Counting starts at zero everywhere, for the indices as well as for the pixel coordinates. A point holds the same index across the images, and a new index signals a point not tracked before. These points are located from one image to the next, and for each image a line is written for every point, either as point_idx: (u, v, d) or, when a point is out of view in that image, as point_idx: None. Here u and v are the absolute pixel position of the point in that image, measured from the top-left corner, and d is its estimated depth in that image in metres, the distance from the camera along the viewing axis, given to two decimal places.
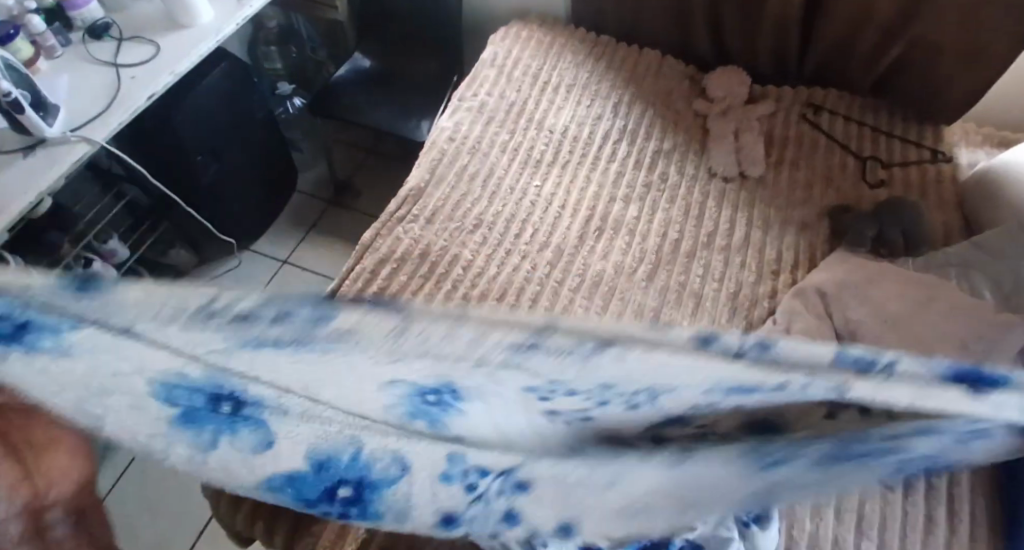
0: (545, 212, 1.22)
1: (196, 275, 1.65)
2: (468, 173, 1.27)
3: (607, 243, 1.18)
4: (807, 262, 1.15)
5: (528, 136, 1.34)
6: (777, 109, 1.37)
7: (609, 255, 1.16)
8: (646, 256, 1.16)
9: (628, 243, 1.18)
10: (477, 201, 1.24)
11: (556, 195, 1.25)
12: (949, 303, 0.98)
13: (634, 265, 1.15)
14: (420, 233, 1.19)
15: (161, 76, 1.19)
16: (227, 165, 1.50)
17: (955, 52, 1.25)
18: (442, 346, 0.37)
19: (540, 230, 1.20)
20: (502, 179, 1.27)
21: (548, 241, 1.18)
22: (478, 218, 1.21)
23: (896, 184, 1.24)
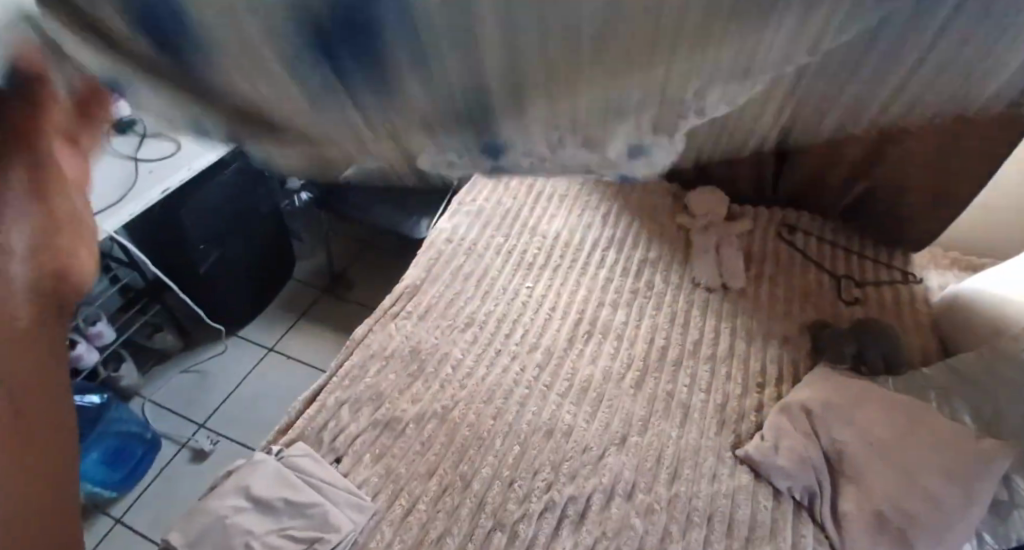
0: (536, 314, 1.25)
1: (178, 360, 1.63)
2: (463, 274, 1.30)
3: (596, 347, 1.20)
4: (791, 377, 1.17)
5: (523, 242, 1.38)
6: (754, 227, 1.43)
7: (598, 360, 1.18)
8: (633, 364, 1.18)
9: (616, 348, 1.20)
10: (469, 300, 1.26)
11: (546, 297, 1.28)
12: (930, 430, 1.00)
13: (622, 371, 1.16)
14: (412, 330, 1.20)
15: (178, 171, 1.23)
16: (228, 255, 1.51)
17: (922, 191, 1.31)
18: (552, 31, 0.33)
19: (529, 332, 1.22)
20: (496, 281, 1.30)
21: (537, 343, 1.20)
22: (469, 319, 1.23)
23: (871, 303, 1.29)
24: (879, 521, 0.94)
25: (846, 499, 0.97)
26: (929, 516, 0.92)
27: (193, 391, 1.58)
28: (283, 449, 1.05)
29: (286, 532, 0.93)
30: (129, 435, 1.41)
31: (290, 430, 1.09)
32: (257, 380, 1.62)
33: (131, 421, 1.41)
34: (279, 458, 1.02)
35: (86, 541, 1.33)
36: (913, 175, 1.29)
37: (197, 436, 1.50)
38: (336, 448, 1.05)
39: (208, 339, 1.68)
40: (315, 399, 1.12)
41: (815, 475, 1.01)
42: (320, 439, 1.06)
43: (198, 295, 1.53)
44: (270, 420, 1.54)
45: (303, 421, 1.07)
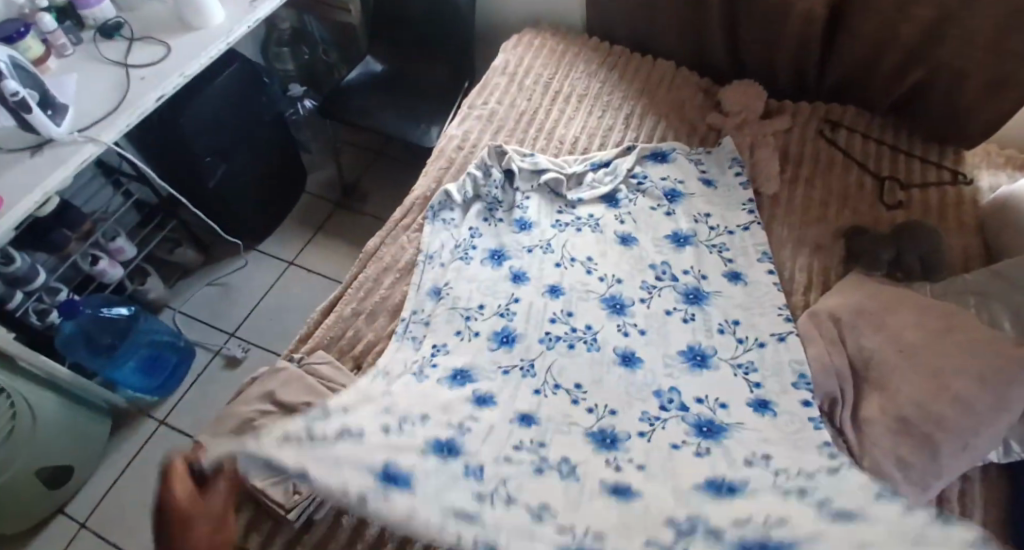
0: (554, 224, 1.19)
1: (203, 274, 1.66)
2: (476, 180, 1.23)
3: (618, 257, 1.14)
4: (821, 284, 1.10)
5: (540, 145, 1.31)
6: (793, 125, 1.34)
7: (620, 268, 1.12)
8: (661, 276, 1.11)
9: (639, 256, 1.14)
10: (485, 209, 1.21)
11: (563, 208, 1.22)
12: (971, 335, 0.92)
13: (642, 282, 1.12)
14: (423, 237, 1.16)
15: (170, 78, 1.18)
16: (236, 166, 1.49)
17: (978, 78, 1.21)
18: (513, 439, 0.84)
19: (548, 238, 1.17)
20: (513, 190, 1.23)
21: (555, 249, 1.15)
22: (475, 232, 1.17)
23: (914, 206, 1.20)
24: (902, 427, 0.88)
25: (869, 403, 0.92)
26: (954, 422, 0.85)
27: (218, 305, 1.61)
28: (305, 357, 1.03)
29: None
30: (162, 344, 1.47)
31: (308, 341, 1.07)
32: (280, 291, 1.64)
33: (164, 331, 1.47)
34: (300, 365, 1.01)
35: (134, 441, 1.42)
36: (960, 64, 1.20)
37: (228, 344, 1.55)
38: (355, 356, 1.03)
39: (228, 253, 1.70)
40: (332, 311, 1.10)
41: (838, 382, 0.95)
42: (339, 347, 1.04)
43: (215, 210, 1.52)
44: (294, 330, 1.58)
45: (320, 333, 1.05)
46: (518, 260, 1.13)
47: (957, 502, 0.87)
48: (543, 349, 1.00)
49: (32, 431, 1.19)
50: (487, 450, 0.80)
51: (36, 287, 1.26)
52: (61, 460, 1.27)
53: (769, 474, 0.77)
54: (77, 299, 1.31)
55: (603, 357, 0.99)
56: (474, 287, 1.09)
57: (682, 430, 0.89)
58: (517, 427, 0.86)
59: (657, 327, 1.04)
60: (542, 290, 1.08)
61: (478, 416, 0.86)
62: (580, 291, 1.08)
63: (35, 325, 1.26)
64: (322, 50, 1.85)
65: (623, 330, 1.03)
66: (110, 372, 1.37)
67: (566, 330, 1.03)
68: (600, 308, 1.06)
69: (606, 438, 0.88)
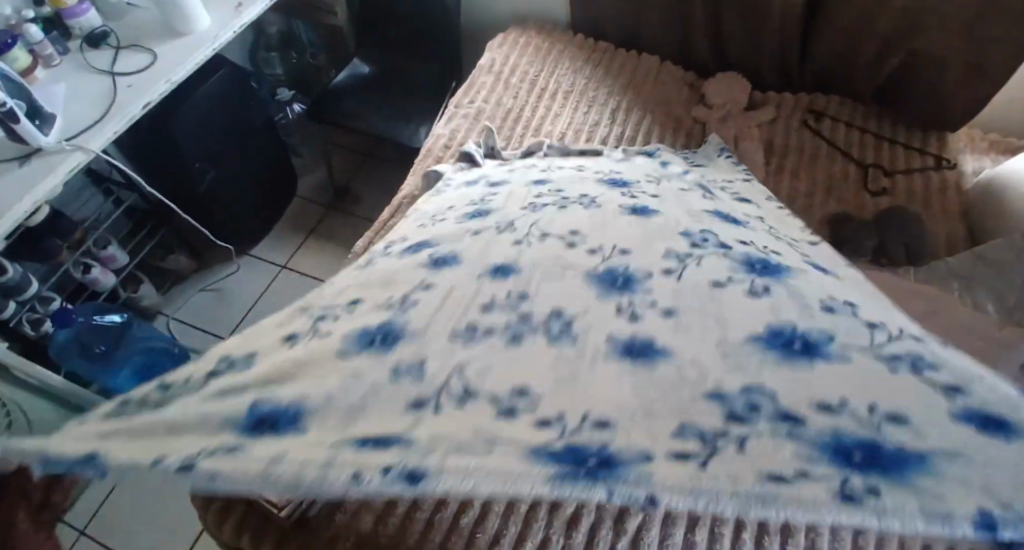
0: (534, 163, 1.07)
1: (196, 281, 1.67)
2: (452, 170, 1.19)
3: (612, 166, 1.00)
4: None
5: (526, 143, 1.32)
6: (777, 116, 1.35)
7: (615, 169, 0.98)
8: (660, 175, 0.96)
9: (634, 168, 1.00)
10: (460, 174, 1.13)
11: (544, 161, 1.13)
12: (953, 317, 0.93)
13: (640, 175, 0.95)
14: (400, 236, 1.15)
15: (157, 84, 1.19)
16: (227, 171, 1.50)
17: (956, 63, 1.22)
18: (463, 299, 0.58)
19: (528, 165, 1.04)
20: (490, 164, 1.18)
21: (540, 166, 1.02)
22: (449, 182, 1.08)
23: (899, 192, 1.21)
24: None
25: None
26: None
27: (212, 311, 1.63)
28: None
29: None
30: (155, 351, 1.45)
31: None
32: (274, 296, 1.65)
33: (155, 336, 1.48)
34: None
35: None
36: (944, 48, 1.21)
37: None
38: None
39: (221, 259, 1.71)
40: None
41: None
42: None
43: (213, 216, 1.53)
44: None
45: None
46: (497, 177, 0.99)
47: None
48: (527, 210, 0.77)
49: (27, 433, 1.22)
50: (438, 323, 0.56)
51: (29, 297, 1.27)
52: None
53: (866, 330, 0.51)
54: (69, 307, 1.32)
55: (608, 206, 0.74)
56: (442, 202, 0.95)
57: (727, 263, 0.60)
58: (486, 280, 0.60)
59: (672, 197, 0.82)
60: (525, 184, 0.90)
61: (433, 282, 0.62)
62: (570, 177, 0.92)
63: (28, 334, 1.27)
64: (310, 53, 1.86)
65: (631, 195, 0.80)
66: (106, 380, 1.37)
67: (559, 197, 0.80)
68: (600, 186, 0.85)
69: (618, 278, 0.58)
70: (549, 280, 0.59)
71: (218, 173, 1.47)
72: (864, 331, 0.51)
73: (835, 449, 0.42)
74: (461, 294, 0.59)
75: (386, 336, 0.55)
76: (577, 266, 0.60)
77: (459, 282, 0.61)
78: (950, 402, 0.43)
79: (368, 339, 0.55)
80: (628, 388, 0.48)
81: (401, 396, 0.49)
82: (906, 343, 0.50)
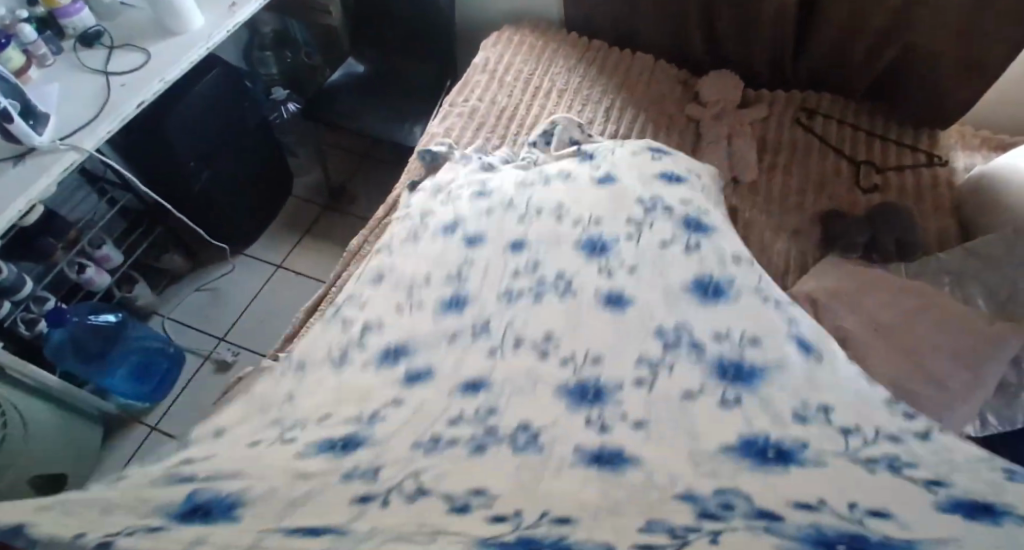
0: (519, 181, 1.03)
1: (190, 281, 1.67)
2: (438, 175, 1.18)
3: (599, 190, 0.95)
4: (799, 267, 1.12)
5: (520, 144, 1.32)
6: (770, 113, 1.35)
7: (603, 195, 0.94)
8: (650, 198, 0.92)
9: (621, 196, 0.93)
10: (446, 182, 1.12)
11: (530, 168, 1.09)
12: (943, 312, 0.94)
13: (628, 205, 0.91)
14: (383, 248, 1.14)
15: (151, 83, 1.19)
16: (221, 171, 1.50)
17: (947, 58, 1.23)
18: (437, 412, 0.71)
19: (512, 192, 1.00)
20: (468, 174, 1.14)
21: (524, 196, 0.98)
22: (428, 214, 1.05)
23: (890, 189, 1.22)
24: None
25: None
26: (931, 400, 0.87)
27: (207, 310, 1.63)
28: None
29: None
30: (151, 350, 1.49)
31: (295, 338, 1.07)
32: (269, 294, 1.66)
33: (151, 336, 1.49)
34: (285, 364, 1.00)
35: (126, 447, 1.43)
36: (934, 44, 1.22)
37: (219, 349, 1.57)
38: None
39: (215, 259, 1.71)
40: (317, 309, 1.10)
41: None
42: None
43: (208, 215, 1.54)
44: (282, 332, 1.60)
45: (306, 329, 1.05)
46: (474, 225, 0.97)
47: None
48: (503, 305, 0.83)
49: (23, 440, 1.18)
50: (405, 437, 0.67)
51: (25, 297, 1.26)
52: (53, 469, 1.27)
53: (840, 437, 0.58)
54: (64, 307, 1.32)
55: (579, 302, 0.78)
56: (420, 258, 0.95)
57: (700, 372, 0.67)
58: (457, 397, 0.72)
59: (651, 259, 0.81)
60: (501, 248, 0.91)
61: (405, 398, 0.74)
62: (549, 235, 0.90)
63: (23, 334, 1.26)
64: (304, 53, 1.84)
65: (606, 272, 0.81)
66: (100, 380, 1.38)
67: (533, 281, 0.84)
68: (576, 254, 0.86)
69: (589, 391, 0.69)
70: (518, 399, 0.70)
71: (212, 173, 1.47)
72: (840, 438, 0.58)
73: (817, 539, 0.47)
74: (436, 411, 0.71)
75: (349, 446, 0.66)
76: (547, 381, 0.71)
77: (431, 399, 0.73)
78: (934, 496, 0.49)
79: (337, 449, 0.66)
80: (594, 492, 0.57)
81: (351, 492, 0.58)
82: (880, 444, 0.56)
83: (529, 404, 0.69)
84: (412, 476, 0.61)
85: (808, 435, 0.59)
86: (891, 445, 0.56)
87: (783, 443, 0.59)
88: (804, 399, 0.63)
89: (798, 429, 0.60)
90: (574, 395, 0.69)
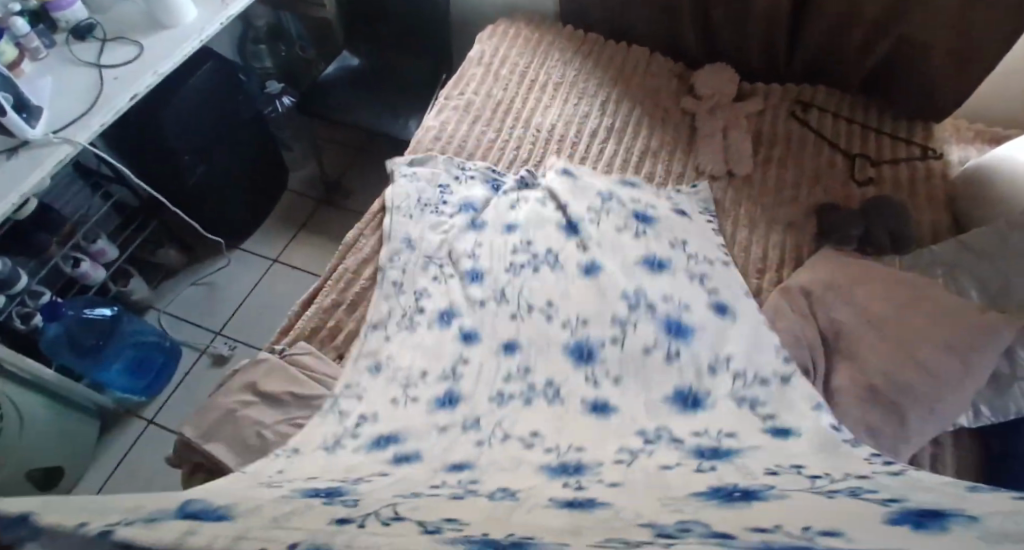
0: (508, 263, 1.08)
1: (186, 275, 1.67)
2: (424, 206, 1.19)
3: (584, 290, 1.03)
4: (793, 260, 1.13)
5: (513, 168, 1.28)
6: (766, 107, 1.35)
7: (590, 298, 1.02)
8: (632, 299, 1.01)
9: (607, 287, 1.03)
10: (430, 238, 1.13)
11: (520, 230, 1.13)
12: (936, 304, 0.94)
13: (612, 307, 1.01)
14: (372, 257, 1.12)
15: (144, 76, 1.18)
16: (216, 165, 1.49)
17: (941, 51, 1.23)
18: (420, 477, 0.72)
19: (502, 275, 1.07)
20: (457, 221, 1.16)
21: (516, 286, 1.05)
22: (422, 292, 1.06)
23: (885, 182, 1.22)
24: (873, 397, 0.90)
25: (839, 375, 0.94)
26: (923, 390, 0.88)
27: (203, 305, 1.62)
28: (286, 348, 1.03)
29: (294, 421, 0.92)
30: (147, 345, 1.49)
31: (290, 331, 1.07)
32: (265, 288, 1.66)
33: (148, 331, 1.49)
34: (282, 356, 1.01)
35: (122, 442, 1.43)
36: (929, 34, 1.22)
37: (215, 343, 1.57)
38: (337, 346, 1.03)
39: (210, 253, 1.70)
40: (312, 302, 1.09)
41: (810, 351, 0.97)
42: (321, 338, 1.04)
43: (202, 210, 1.53)
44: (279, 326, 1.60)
45: (302, 323, 1.05)
46: (469, 317, 1.02)
47: (930, 466, 0.90)
48: (493, 405, 0.90)
49: (19, 433, 1.19)
50: (386, 486, 0.68)
51: (19, 291, 1.26)
52: (49, 463, 1.27)
53: (806, 480, 0.64)
54: (60, 301, 1.31)
55: (568, 409, 0.88)
56: (411, 350, 0.98)
57: (678, 454, 0.76)
58: (443, 473, 0.75)
59: (631, 369, 0.94)
60: (493, 348, 0.98)
61: (390, 471, 0.75)
62: (535, 335, 0.99)
63: (19, 329, 1.25)
64: (298, 46, 1.85)
65: (592, 381, 0.92)
66: (96, 374, 1.38)
67: (525, 386, 0.92)
68: (565, 359, 0.95)
69: (569, 468, 0.74)
70: (500, 473, 0.74)
71: (207, 167, 1.47)
72: (808, 480, 0.63)
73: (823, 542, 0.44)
74: (421, 478, 0.73)
75: (326, 492, 0.65)
76: (531, 464, 0.76)
77: (417, 470, 0.75)
78: (888, 507, 0.51)
79: (310, 492, 0.64)
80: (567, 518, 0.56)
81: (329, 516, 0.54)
82: (846, 482, 0.62)
83: (514, 476, 0.73)
84: (389, 506, 0.58)
85: (777, 481, 0.64)
86: (862, 481, 0.62)
87: (752, 487, 0.62)
88: (778, 462, 0.70)
89: (767, 478, 0.65)
90: (559, 469, 0.74)
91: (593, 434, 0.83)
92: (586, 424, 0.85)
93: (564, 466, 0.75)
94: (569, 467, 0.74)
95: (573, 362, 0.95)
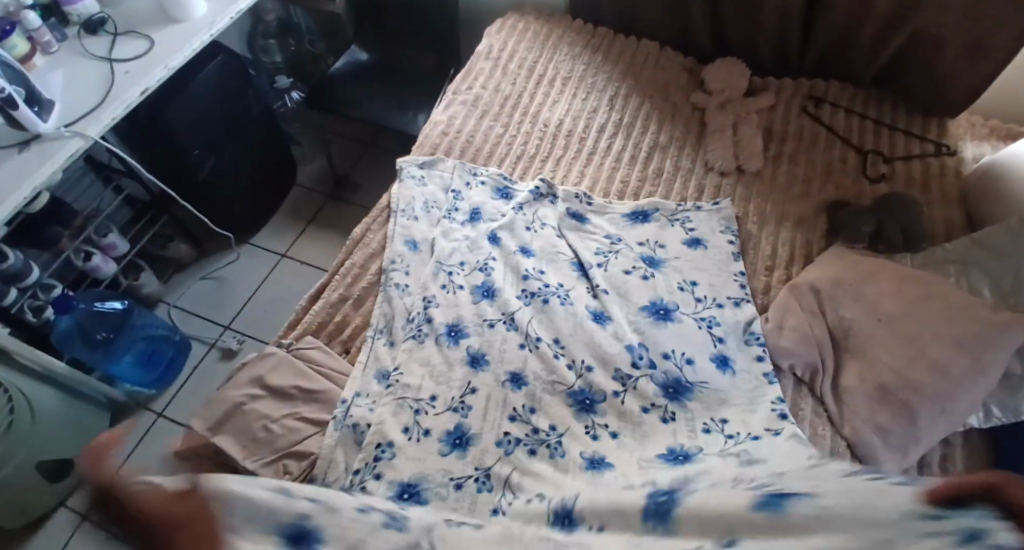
0: (512, 299, 1.05)
1: (196, 268, 1.68)
2: (437, 218, 1.18)
3: (588, 332, 1.00)
4: (803, 256, 1.12)
5: (521, 167, 1.27)
6: (777, 102, 1.34)
7: (596, 339, 0.99)
8: (635, 347, 0.99)
9: (614, 332, 1.00)
10: (443, 243, 1.13)
11: (527, 258, 1.11)
12: (948, 301, 0.93)
13: (615, 354, 0.98)
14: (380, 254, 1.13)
15: (155, 71, 1.19)
16: (225, 159, 1.50)
17: (958, 45, 1.21)
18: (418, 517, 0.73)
19: (510, 304, 1.04)
20: (467, 237, 1.14)
21: (521, 319, 1.02)
22: (431, 299, 1.05)
23: (898, 178, 1.21)
24: (882, 395, 0.90)
25: (847, 373, 0.94)
26: (933, 389, 0.87)
27: (213, 299, 1.64)
28: (294, 342, 1.03)
29: (301, 415, 0.92)
30: (157, 337, 1.50)
31: (298, 325, 1.07)
32: (273, 283, 1.66)
33: (158, 324, 1.50)
34: (289, 350, 1.01)
35: (133, 433, 1.45)
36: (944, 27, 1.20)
37: (224, 336, 1.58)
38: (344, 340, 1.04)
39: (219, 247, 1.71)
40: (320, 296, 1.10)
41: (818, 348, 0.97)
42: (328, 332, 1.05)
43: (211, 204, 1.54)
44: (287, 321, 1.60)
45: (310, 317, 1.06)
46: (477, 337, 1.01)
47: (938, 466, 0.89)
48: (499, 454, 0.89)
49: (31, 426, 1.20)
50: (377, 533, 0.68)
51: (31, 284, 1.27)
52: (62, 454, 1.29)
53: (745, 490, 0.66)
54: (71, 294, 1.32)
55: (569, 466, 0.87)
56: (418, 370, 0.97)
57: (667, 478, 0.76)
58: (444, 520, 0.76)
59: (631, 432, 0.91)
60: (500, 378, 0.96)
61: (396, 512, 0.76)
62: (536, 377, 0.96)
63: (30, 321, 1.26)
64: (307, 41, 1.85)
65: (592, 433, 0.91)
66: (107, 367, 1.40)
67: (526, 431, 0.91)
68: (568, 406, 0.94)
69: (565, 516, 0.75)
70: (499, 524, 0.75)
71: (216, 162, 1.48)
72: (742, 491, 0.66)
73: None
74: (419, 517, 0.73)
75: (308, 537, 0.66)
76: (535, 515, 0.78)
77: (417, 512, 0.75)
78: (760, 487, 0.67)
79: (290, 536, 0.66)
80: None
81: None
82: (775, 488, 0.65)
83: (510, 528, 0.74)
84: None
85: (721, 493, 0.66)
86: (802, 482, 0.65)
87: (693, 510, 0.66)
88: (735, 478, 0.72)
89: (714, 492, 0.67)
90: (562, 522, 0.75)
91: (592, 478, 0.84)
92: (586, 470, 0.86)
93: (566, 512, 0.76)
94: (569, 515, 0.75)
95: (574, 419, 0.93)
